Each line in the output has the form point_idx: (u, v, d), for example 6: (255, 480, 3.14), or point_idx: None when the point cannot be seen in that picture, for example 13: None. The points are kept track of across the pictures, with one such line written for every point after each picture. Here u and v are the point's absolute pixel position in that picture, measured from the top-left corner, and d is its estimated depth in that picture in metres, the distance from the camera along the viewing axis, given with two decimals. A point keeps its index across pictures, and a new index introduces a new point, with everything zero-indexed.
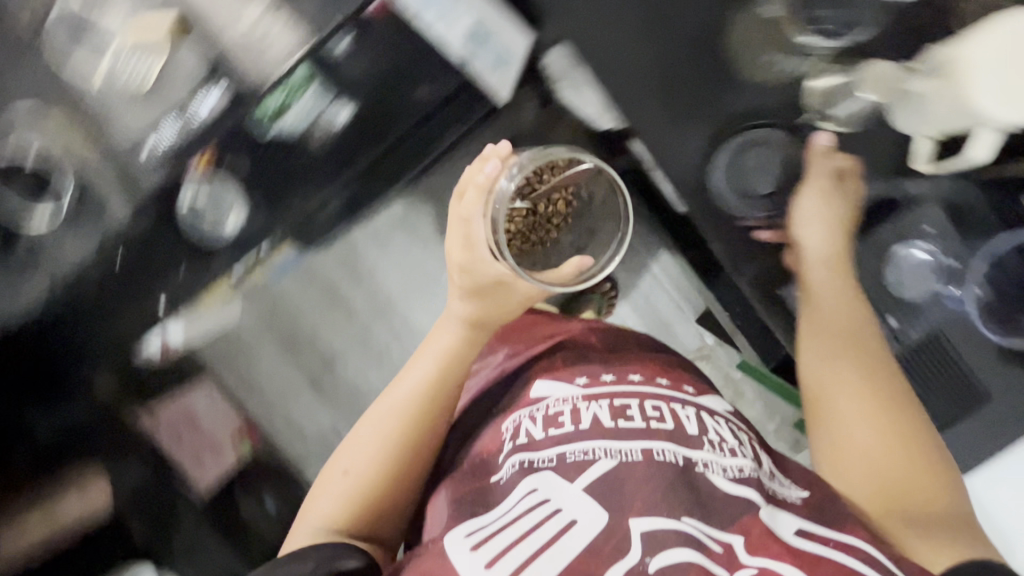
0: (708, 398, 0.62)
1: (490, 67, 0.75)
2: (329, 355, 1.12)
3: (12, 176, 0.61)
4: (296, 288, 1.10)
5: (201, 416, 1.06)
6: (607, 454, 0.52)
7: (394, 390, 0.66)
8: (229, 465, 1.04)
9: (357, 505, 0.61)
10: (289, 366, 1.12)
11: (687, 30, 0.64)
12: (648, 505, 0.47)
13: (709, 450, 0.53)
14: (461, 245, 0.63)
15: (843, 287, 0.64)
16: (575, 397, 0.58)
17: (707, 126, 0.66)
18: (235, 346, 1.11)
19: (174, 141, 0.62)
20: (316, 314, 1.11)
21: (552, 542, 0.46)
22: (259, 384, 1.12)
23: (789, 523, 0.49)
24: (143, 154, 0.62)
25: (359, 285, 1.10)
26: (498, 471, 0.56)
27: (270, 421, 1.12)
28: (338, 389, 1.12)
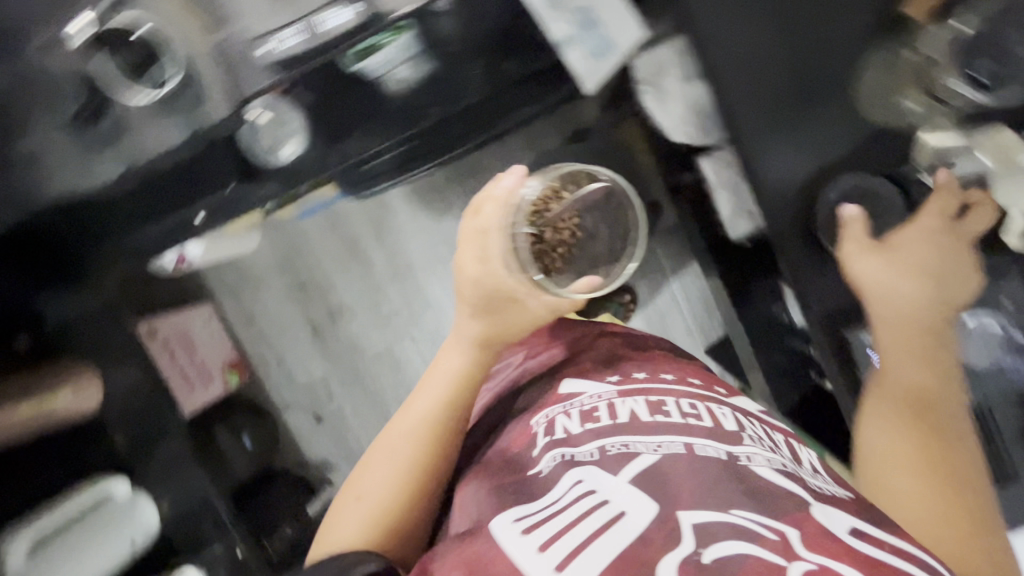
0: (742, 399, 0.63)
1: (588, 53, 0.71)
2: (337, 306, 1.10)
3: (120, 46, 0.52)
4: (318, 233, 1.08)
5: (196, 338, 1.02)
6: (649, 449, 0.51)
7: (404, 416, 0.66)
8: (214, 396, 1.03)
9: (376, 524, 0.60)
10: (292, 309, 1.10)
11: (835, 40, 0.57)
12: (696, 498, 0.45)
13: (749, 445, 0.52)
14: (477, 257, 0.62)
15: (910, 356, 0.60)
16: (611, 394, 0.61)
17: (817, 150, 0.60)
18: (242, 277, 1.09)
19: (294, 49, 0.51)
20: (332, 263, 1.09)
21: (601, 530, 0.44)
22: (259, 320, 1.10)
23: (842, 521, 0.43)
24: (259, 54, 0.51)
25: (381, 244, 1.08)
26: (535, 464, 0.56)
27: (263, 358, 1.11)
28: (338, 342, 1.11)
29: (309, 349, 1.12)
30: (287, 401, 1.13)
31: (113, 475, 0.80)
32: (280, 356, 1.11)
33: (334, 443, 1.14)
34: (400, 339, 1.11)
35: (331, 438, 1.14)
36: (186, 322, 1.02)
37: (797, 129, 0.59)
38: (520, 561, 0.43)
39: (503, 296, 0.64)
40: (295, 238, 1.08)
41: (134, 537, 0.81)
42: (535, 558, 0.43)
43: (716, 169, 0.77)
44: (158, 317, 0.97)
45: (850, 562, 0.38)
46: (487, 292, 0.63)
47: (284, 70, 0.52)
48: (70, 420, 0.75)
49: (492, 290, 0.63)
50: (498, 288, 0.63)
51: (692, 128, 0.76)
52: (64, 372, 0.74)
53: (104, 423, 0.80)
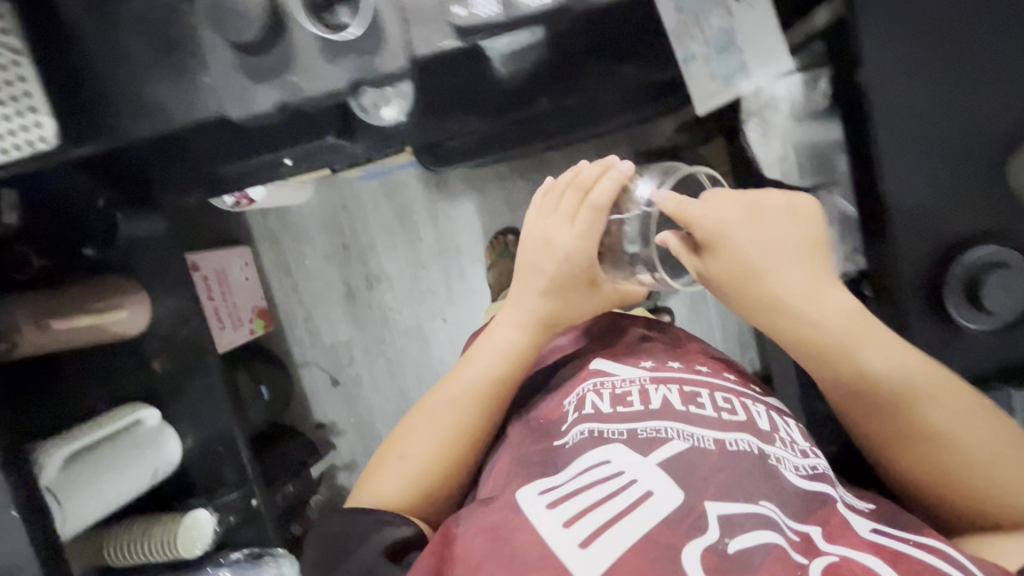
0: (775, 398, 0.58)
1: (716, 75, 0.75)
2: (376, 273, 1.10)
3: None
4: (371, 198, 1.08)
5: (232, 279, 1.01)
6: (680, 436, 0.47)
7: (454, 379, 0.62)
8: (242, 339, 1.02)
9: (418, 487, 0.57)
10: (330, 267, 1.10)
11: (982, 118, 0.56)
12: (725, 491, 0.42)
13: (781, 447, 0.48)
14: (587, 235, 0.61)
15: (817, 316, 0.50)
16: (643, 378, 0.54)
17: (970, 218, 0.58)
18: (287, 226, 1.09)
19: (491, 17, 0.46)
20: (380, 229, 1.09)
21: (629, 510, 0.41)
22: (296, 272, 1.11)
23: (863, 521, 0.45)
24: (458, 12, 0.46)
25: (433, 220, 1.08)
26: (563, 436, 0.51)
27: (290, 312, 1.12)
28: (370, 308, 1.11)
29: (340, 311, 1.12)
30: (307, 358, 1.13)
31: (140, 402, 0.80)
32: (308, 314, 1.12)
33: (345, 408, 1.14)
34: (432, 317, 1.11)
35: (343, 402, 1.14)
36: (226, 262, 1.01)
37: (949, 186, 0.58)
38: (545, 536, 0.40)
39: (584, 278, 0.63)
40: (348, 198, 1.08)
41: (157, 467, 0.80)
42: (562, 534, 0.40)
43: None
44: (201, 253, 0.96)
45: (871, 552, 0.40)
46: (572, 269, 0.62)
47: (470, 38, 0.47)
48: (111, 338, 0.75)
49: (579, 270, 0.63)
50: (586, 270, 0.63)
51: (792, 165, 0.80)
52: (108, 286, 0.75)
53: (141, 346, 0.80)
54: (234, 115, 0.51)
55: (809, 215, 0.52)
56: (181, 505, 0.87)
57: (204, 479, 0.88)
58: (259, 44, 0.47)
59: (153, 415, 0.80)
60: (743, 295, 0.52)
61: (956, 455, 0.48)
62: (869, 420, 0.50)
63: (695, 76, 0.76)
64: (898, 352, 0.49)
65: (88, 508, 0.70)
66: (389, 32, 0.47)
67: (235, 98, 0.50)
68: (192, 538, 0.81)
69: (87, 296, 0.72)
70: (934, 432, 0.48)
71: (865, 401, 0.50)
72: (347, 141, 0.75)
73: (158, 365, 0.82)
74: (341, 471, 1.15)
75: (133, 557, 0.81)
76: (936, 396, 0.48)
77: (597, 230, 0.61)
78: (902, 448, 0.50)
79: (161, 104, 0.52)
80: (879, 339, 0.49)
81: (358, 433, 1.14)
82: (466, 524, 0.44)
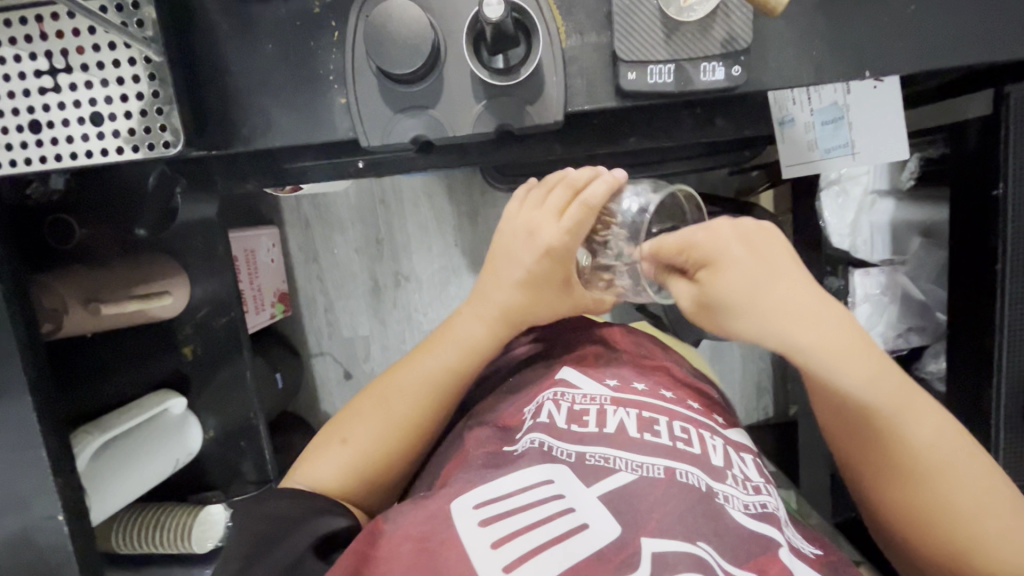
0: (738, 432, 0.57)
1: (823, 151, 0.68)
2: (407, 275, 1.11)
3: (501, 41, 0.40)
4: (412, 199, 1.09)
5: (260, 260, 1.01)
6: (628, 467, 0.46)
7: (407, 372, 0.63)
8: (265, 323, 1.03)
9: (355, 473, 0.59)
10: (360, 260, 1.11)
11: None
12: (665, 526, 0.42)
13: (732, 485, 0.47)
14: (569, 232, 0.57)
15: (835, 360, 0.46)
16: (604, 398, 0.53)
17: None
18: (322, 212, 1.09)
19: (655, 86, 0.41)
20: (417, 231, 1.10)
21: (559, 539, 0.41)
22: (325, 259, 1.11)
23: (806, 571, 0.44)
24: (632, 75, 0.40)
25: (473, 228, 1.10)
26: (515, 443, 0.51)
27: (309, 298, 1.13)
28: (394, 307, 1.12)
29: (362, 306, 1.13)
30: (322, 347, 1.15)
31: (168, 390, 0.79)
32: (329, 305, 1.13)
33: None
34: None
35: (352, 397, 1.16)
36: (255, 243, 1.00)
37: None
38: (470, 553, 0.41)
39: (561, 275, 0.60)
40: (388, 193, 1.08)
41: (178, 458, 0.80)
42: (486, 555, 0.40)
43: (866, 285, 0.77)
44: (237, 232, 0.96)
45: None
46: (551, 266, 0.59)
47: (629, 101, 0.42)
48: (152, 318, 0.75)
49: (556, 268, 0.59)
50: (560, 269, 0.60)
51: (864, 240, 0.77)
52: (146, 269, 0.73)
53: (175, 331, 0.79)
54: (367, 143, 0.44)
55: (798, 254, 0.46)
56: (195, 496, 0.86)
57: (220, 473, 0.86)
58: (412, 77, 0.41)
59: (180, 404, 0.78)
60: (760, 341, 0.47)
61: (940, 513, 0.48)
62: (854, 440, 0.50)
63: (794, 147, 0.69)
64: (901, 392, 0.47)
65: (116, 502, 0.71)
66: (549, 83, 0.42)
67: (375, 128, 0.43)
68: (204, 534, 0.81)
69: (132, 280, 0.73)
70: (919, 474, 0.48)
71: (855, 436, 0.50)
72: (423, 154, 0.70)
73: (190, 351, 0.80)
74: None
75: (143, 547, 0.81)
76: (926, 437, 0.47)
77: (581, 230, 0.58)
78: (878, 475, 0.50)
79: (265, 120, 0.45)
80: (889, 380, 0.46)
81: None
82: (395, 522, 0.45)
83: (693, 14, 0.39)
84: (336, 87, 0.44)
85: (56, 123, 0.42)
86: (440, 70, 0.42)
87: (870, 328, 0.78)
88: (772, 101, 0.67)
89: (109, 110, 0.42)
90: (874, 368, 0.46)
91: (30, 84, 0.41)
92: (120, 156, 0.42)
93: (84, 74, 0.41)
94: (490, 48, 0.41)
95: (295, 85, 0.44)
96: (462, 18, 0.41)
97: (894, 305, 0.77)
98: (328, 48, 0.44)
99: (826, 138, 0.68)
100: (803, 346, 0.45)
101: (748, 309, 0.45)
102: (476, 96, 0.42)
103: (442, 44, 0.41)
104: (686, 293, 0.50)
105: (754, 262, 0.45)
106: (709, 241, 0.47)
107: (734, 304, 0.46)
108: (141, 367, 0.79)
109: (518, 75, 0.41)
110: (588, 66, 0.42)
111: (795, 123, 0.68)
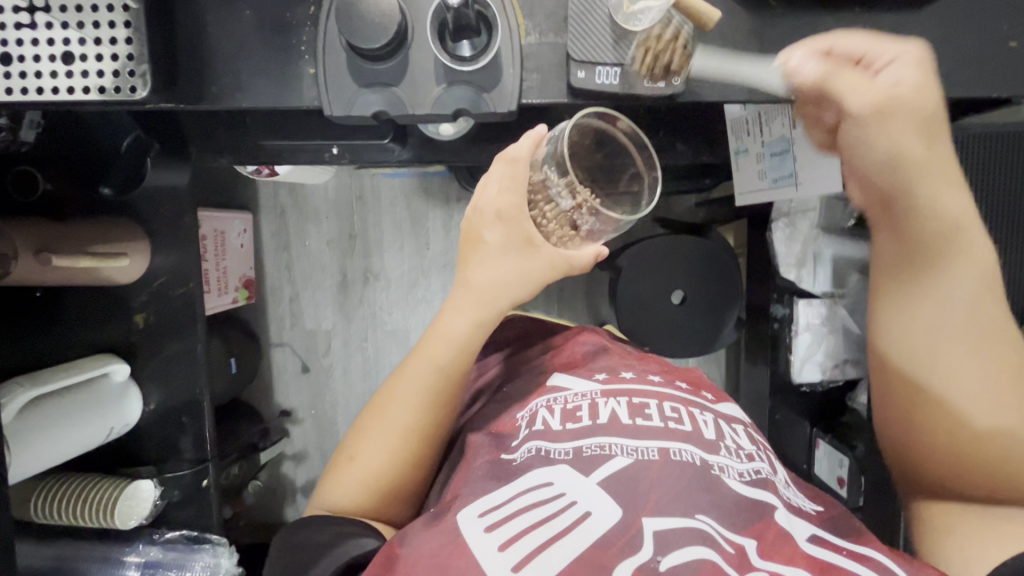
0: (727, 407, 0.62)
1: (773, 181, 0.74)
2: (377, 271, 1.12)
3: (463, 32, 0.45)
4: (389, 197, 1.10)
5: (229, 243, 1.02)
6: (624, 452, 0.50)
7: (398, 382, 0.63)
8: (224, 305, 1.02)
9: (370, 493, 0.61)
10: (332, 252, 1.11)
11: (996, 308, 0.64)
12: (663, 506, 0.45)
13: (726, 455, 0.52)
14: (509, 191, 0.59)
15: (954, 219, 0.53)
16: (595, 393, 0.58)
17: None
18: (298, 201, 1.10)
19: (604, 85, 0.45)
20: (391, 229, 1.11)
21: (565, 532, 0.43)
22: (296, 249, 1.12)
23: (804, 528, 0.48)
24: (581, 72, 0.45)
25: (445, 229, 1.10)
26: (513, 451, 0.53)
27: (275, 286, 1.13)
28: (360, 302, 1.13)
29: (329, 299, 1.13)
30: (284, 338, 1.14)
31: (112, 355, 0.78)
32: (296, 295, 1.13)
33: (309, 396, 1.15)
34: (420, 324, 1.13)
35: (308, 391, 1.15)
36: (227, 225, 1.01)
37: None
38: (480, 559, 0.42)
39: (518, 234, 0.60)
40: (366, 190, 1.09)
41: (113, 427, 0.78)
42: (495, 557, 0.42)
43: (810, 316, 0.80)
44: (207, 210, 0.97)
45: (801, 565, 0.42)
46: (504, 230, 0.60)
47: (578, 99, 0.46)
48: (107, 282, 0.75)
49: (509, 229, 0.60)
50: (516, 231, 0.60)
51: (808, 274, 0.80)
52: (106, 230, 0.73)
53: (130, 296, 0.79)
54: (330, 113, 0.47)
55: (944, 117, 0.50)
56: (126, 470, 0.83)
57: (157, 449, 0.84)
58: (384, 54, 0.44)
59: (122, 368, 0.77)
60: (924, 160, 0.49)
61: (974, 439, 0.54)
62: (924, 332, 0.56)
63: (747, 176, 0.76)
64: (989, 303, 0.54)
65: (37, 461, 0.69)
66: (506, 75, 0.45)
67: (339, 100, 0.46)
68: (130, 510, 0.78)
69: (89, 238, 0.71)
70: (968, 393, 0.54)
71: (928, 345, 0.55)
72: (396, 146, 0.72)
73: (141, 319, 0.80)
74: (288, 460, 1.17)
75: (63, 519, 0.78)
76: (994, 351, 0.53)
77: (519, 185, 0.58)
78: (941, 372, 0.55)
79: (240, 88, 0.48)
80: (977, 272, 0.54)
81: (315, 425, 1.16)
82: (411, 546, 0.45)
83: (639, 23, 0.43)
84: (306, 58, 0.47)
85: (27, 58, 0.44)
86: (406, 51, 0.45)
87: (809, 356, 0.82)
88: (728, 127, 0.74)
89: (80, 50, 0.44)
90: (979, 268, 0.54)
91: (9, 19, 0.43)
92: (86, 95, 0.44)
93: (62, 15, 0.43)
94: (454, 37, 0.45)
95: (272, 56, 0.47)
96: (427, 5, 0.44)
97: (834, 336, 0.81)
98: (303, 21, 0.47)
99: (774, 168, 0.73)
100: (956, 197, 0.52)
101: (929, 124, 0.48)
102: (437, 78, 0.45)
103: (411, 29, 0.44)
104: (863, 85, 0.47)
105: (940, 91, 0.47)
106: (920, 50, 0.47)
107: (918, 113, 0.47)
108: (88, 329, 0.79)
109: (478, 64, 0.45)
110: (546, 63, 0.46)
111: (748, 154, 0.74)
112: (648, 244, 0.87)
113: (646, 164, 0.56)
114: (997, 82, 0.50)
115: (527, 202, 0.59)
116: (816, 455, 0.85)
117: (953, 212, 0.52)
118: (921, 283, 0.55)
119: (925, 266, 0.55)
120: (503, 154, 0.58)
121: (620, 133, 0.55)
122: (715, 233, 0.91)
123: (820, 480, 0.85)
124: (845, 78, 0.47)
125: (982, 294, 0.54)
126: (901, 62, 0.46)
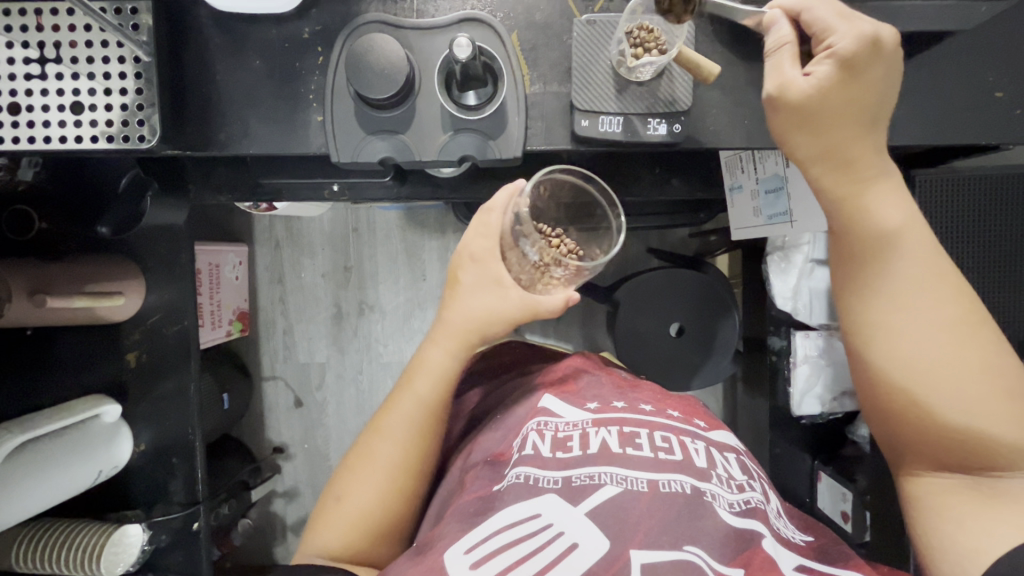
0: (719, 433, 0.61)
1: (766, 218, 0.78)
2: (372, 303, 1.11)
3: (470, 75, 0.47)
4: (387, 229, 1.10)
5: (224, 276, 1.01)
6: (614, 481, 0.49)
7: (385, 421, 0.63)
8: (219, 339, 1.00)
9: (355, 535, 0.59)
10: (326, 284, 1.11)
11: None
12: (651, 539, 0.45)
13: (718, 484, 0.52)
14: (488, 236, 0.60)
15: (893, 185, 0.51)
16: (586, 422, 0.57)
17: None
18: (293, 234, 1.10)
19: (609, 132, 0.47)
20: (387, 262, 1.10)
21: (551, 565, 0.44)
22: (290, 280, 1.11)
23: (791, 557, 0.47)
24: (585, 120, 0.47)
25: (442, 260, 1.10)
26: (502, 480, 0.52)
27: (269, 318, 1.12)
28: (354, 335, 1.12)
29: (322, 331, 1.12)
30: (276, 371, 1.13)
31: (104, 395, 0.76)
32: (289, 328, 1.12)
33: (301, 431, 1.13)
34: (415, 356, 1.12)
35: (300, 426, 1.13)
36: (221, 258, 1.00)
37: None
38: None
39: (495, 276, 0.61)
40: (361, 222, 1.09)
41: (103, 470, 0.75)
42: None
43: (807, 348, 0.81)
44: (203, 244, 0.97)
45: None
46: (485, 270, 0.61)
47: (580, 145, 0.49)
48: (102, 320, 0.74)
49: (488, 270, 0.61)
50: (496, 269, 0.61)
51: (803, 304, 0.81)
52: (100, 270, 0.72)
53: (121, 335, 0.77)
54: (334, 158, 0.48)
55: (867, 97, 0.47)
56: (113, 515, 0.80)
57: (144, 491, 0.81)
58: (387, 103, 0.46)
59: (116, 408, 0.74)
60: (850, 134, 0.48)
61: (945, 414, 0.51)
62: (874, 305, 0.53)
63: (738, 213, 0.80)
64: (938, 274, 0.52)
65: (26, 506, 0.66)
66: (511, 124, 0.47)
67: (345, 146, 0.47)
68: (117, 557, 0.76)
69: (85, 278, 0.71)
70: (935, 371, 0.51)
71: (886, 328, 0.52)
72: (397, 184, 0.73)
73: (134, 358, 0.78)
74: (278, 497, 1.14)
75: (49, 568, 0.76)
76: (947, 316, 0.51)
77: (495, 233, 0.60)
78: (895, 349, 0.52)
79: (248, 136, 0.50)
80: (915, 238, 0.51)
81: (307, 460, 1.14)
82: None
83: (645, 73, 0.47)
84: (313, 106, 0.49)
85: (36, 108, 0.45)
86: (413, 100, 0.46)
87: (809, 387, 0.82)
88: (724, 166, 0.77)
89: (91, 100, 0.46)
90: (921, 243, 0.51)
91: (17, 70, 0.45)
92: (93, 143, 0.46)
93: (72, 66, 0.45)
94: (460, 87, 0.47)
95: (279, 105, 0.49)
96: (434, 57, 0.46)
97: (833, 369, 0.81)
98: (312, 70, 0.49)
99: (768, 205, 0.78)
100: (874, 184, 0.50)
101: (844, 123, 0.48)
102: (442, 126, 0.47)
103: (416, 80, 0.46)
104: (783, 67, 0.47)
105: (856, 85, 0.46)
106: (854, 51, 0.44)
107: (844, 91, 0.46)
108: (80, 367, 0.77)
109: (484, 112, 0.47)
110: (548, 112, 0.49)
111: (743, 190, 0.78)
112: (645, 279, 0.87)
113: (613, 213, 0.57)
114: (982, 130, 0.52)
115: (502, 247, 0.61)
116: (818, 488, 0.85)
117: (885, 185, 0.51)
118: (876, 265, 0.52)
119: (868, 239, 0.52)
120: (481, 205, 0.60)
121: (591, 184, 0.57)
122: (712, 265, 0.92)
123: (821, 514, 0.84)
124: (777, 62, 0.47)
125: (927, 255, 0.52)
126: (826, 61, 0.45)
